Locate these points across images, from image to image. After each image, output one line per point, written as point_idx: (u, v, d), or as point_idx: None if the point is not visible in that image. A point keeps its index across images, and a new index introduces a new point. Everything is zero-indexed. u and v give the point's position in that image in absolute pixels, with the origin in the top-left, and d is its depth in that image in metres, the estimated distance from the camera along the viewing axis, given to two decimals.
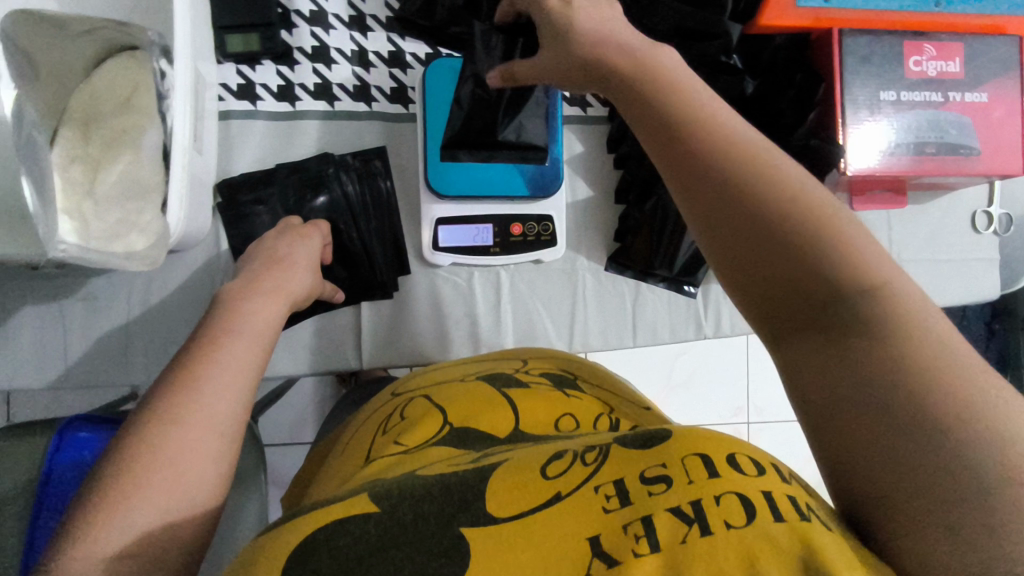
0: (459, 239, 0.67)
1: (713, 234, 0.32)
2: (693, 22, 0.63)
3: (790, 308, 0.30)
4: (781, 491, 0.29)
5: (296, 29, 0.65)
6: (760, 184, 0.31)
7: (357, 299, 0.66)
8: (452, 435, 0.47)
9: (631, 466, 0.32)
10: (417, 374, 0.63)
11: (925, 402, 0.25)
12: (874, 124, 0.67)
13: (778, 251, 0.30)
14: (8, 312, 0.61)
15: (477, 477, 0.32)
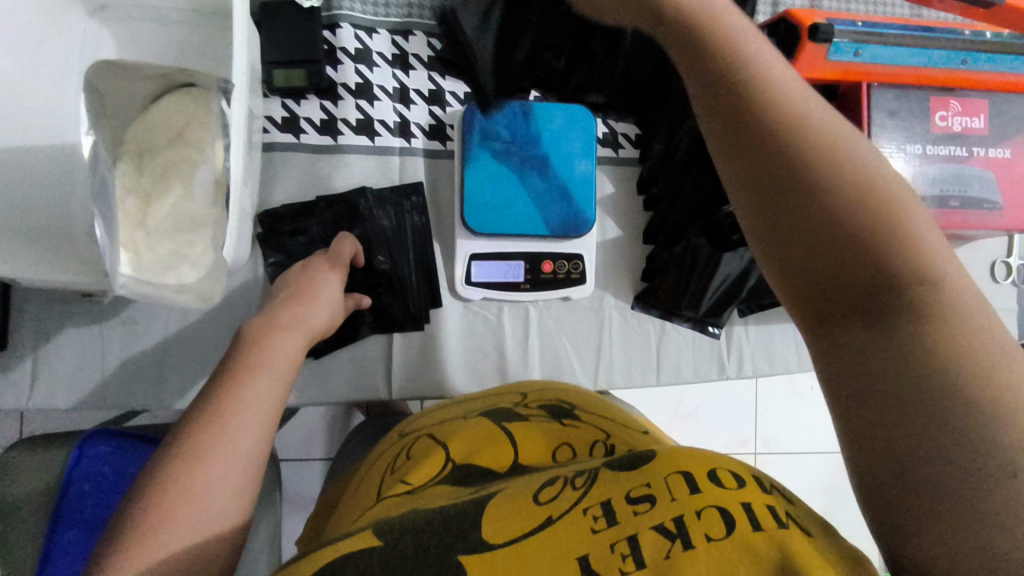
0: (491, 275, 0.68)
1: (760, 206, 0.30)
2: None
3: (830, 286, 0.28)
4: (763, 500, 0.33)
5: (342, 66, 0.67)
6: (825, 173, 0.28)
7: (388, 330, 0.67)
8: (456, 470, 0.48)
9: (619, 487, 0.34)
10: (424, 414, 0.63)
11: (967, 396, 0.24)
12: (889, 157, 0.68)
13: (835, 229, 0.28)
14: (49, 333, 0.62)
15: (474, 509, 0.34)
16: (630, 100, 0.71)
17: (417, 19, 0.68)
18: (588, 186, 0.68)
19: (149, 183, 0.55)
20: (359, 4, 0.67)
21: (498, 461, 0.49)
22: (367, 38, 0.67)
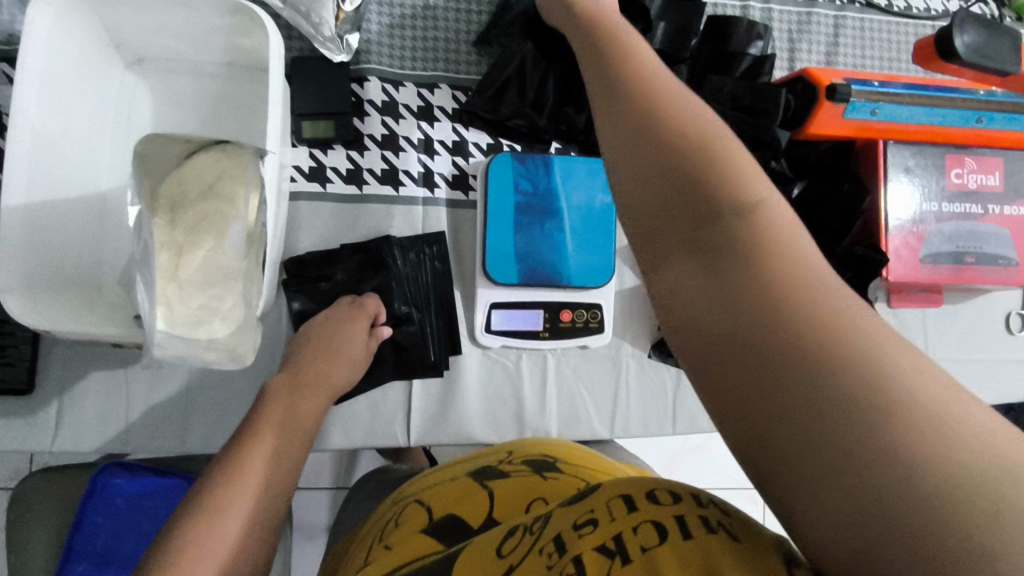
0: (511, 324, 0.69)
1: (624, 169, 0.35)
2: (745, 129, 0.67)
3: (675, 232, 0.33)
4: (698, 510, 0.32)
5: (369, 117, 0.68)
6: (674, 139, 0.34)
7: (407, 377, 0.68)
8: (440, 530, 0.48)
9: (567, 520, 0.35)
10: (417, 479, 0.63)
11: (792, 316, 0.28)
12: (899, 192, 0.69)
13: (679, 185, 0.33)
14: (76, 376, 0.63)
15: (442, 571, 0.38)
16: None
17: (443, 72, 0.70)
18: (607, 239, 0.70)
19: (182, 235, 0.56)
20: (387, 57, 0.69)
21: (472, 518, 0.49)
22: (394, 91, 0.69)
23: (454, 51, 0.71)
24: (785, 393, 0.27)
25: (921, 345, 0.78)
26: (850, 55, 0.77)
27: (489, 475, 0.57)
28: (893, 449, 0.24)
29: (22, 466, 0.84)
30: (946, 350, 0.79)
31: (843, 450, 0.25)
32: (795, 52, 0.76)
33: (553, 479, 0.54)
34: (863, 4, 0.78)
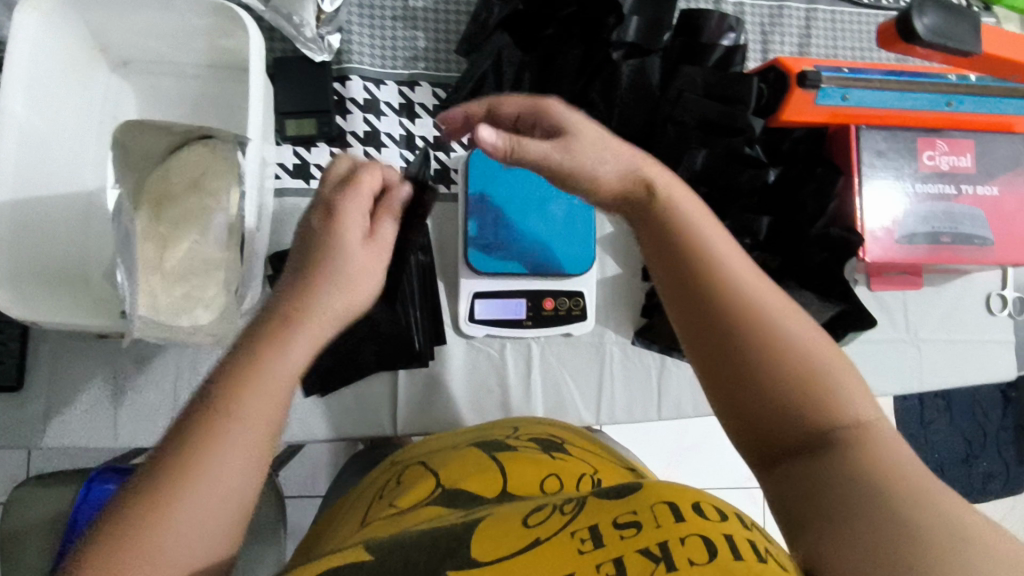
0: (494, 313, 0.70)
1: (710, 371, 0.40)
2: (718, 116, 0.68)
3: (767, 422, 0.37)
4: (744, 532, 0.33)
5: (350, 115, 0.70)
6: (744, 325, 0.39)
7: (392, 367, 0.69)
8: (442, 492, 0.51)
9: (605, 515, 0.34)
10: (418, 444, 0.66)
11: (881, 492, 0.32)
12: (885, 185, 0.71)
13: (757, 373, 0.38)
14: (66, 371, 0.64)
15: (463, 530, 0.35)
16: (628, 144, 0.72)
17: (424, 71, 0.72)
18: (587, 227, 0.71)
19: (167, 227, 0.57)
20: (368, 57, 0.70)
21: (485, 487, 0.51)
22: (375, 89, 0.71)
23: (434, 50, 0.72)
24: (813, 474, 0.35)
25: (902, 326, 0.79)
26: (822, 44, 0.79)
27: (497, 448, 0.58)
28: (894, 515, 0.31)
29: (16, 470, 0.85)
30: (926, 331, 0.80)
31: (855, 513, 0.32)
32: (768, 44, 0.78)
33: (560, 459, 0.56)
34: None
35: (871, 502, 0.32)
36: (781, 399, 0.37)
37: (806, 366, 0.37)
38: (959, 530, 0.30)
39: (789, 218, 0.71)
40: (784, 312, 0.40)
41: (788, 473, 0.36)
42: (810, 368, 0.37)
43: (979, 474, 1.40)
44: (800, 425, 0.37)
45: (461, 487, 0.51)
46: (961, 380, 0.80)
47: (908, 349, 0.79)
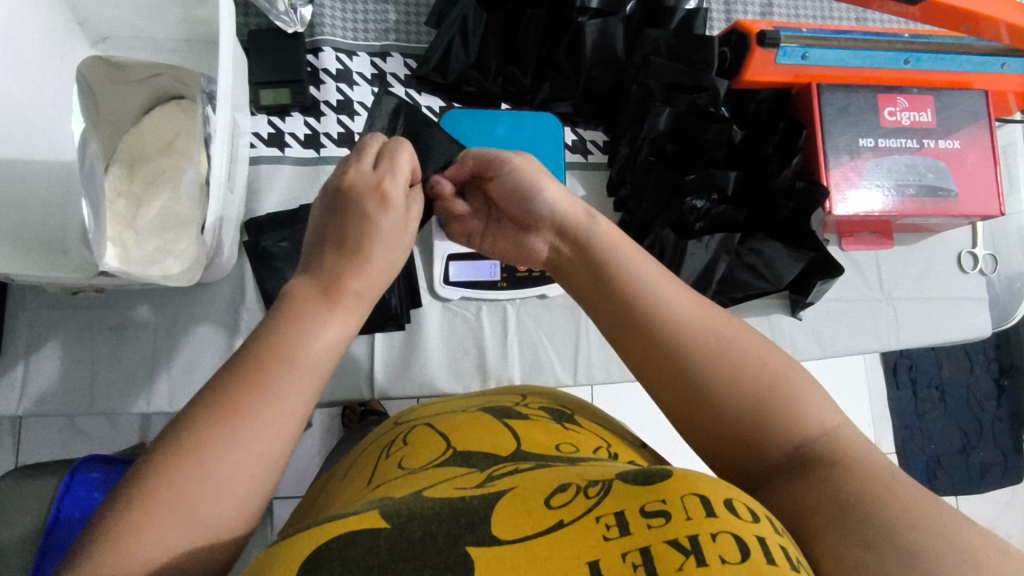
0: (469, 275, 0.71)
1: (686, 416, 0.41)
2: (681, 77, 0.71)
3: (753, 454, 0.38)
4: (775, 537, 0.30)
5: (324, 85, 0.72)
6: (696, 362, 0.40)
7: (370, 330, 0.69)
8: (452, 455, 0.50)
9: (632, 499, 0.31)
10: (420, 408, 0.66)
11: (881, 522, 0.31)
12: (855, 167, 0.72)
13: (720, 404, 0.39)
14: (42, 339, 0.65)
15: (484, 504, 0.32)
16: (596, 109, 0.75)
17: (395, 43, 0.74)
18: None
19: (144, 188, 0.62)
20: (340, 30, 0.72)
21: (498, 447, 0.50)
22: (348, 60, 0.72)
23: (405, 23, 0.74)
24: (796, 490, 0.35)
25: (876, 285, 0.80)
26: (785, 14, 0.81)
27: (504, 415, 0.57)
28: (881, 513, 0.31)
29: (9, 445, 0.92)
30: (901, 290, 0.81)
31: (842, 519, 0.32)
32: (731, 12, 0.80)
33: (573, 430, 0.54)
34: None
35: (847, 497, 0.33)
36: (738, 417, 0.38)
37: (752, 378, 0.39)
38: (929, 511, 0.31)
39: (753, 177, 0.74)
40: (722, 338, 0.40)
41: (779, 488, 0.36)
42: (761, 378, 0.39)
43: (975, 464, 1.39)
44: (755, 433, 0.38)
45: (474, 449, 0.51)
46: (938, 338, 0.80)
47: (883, 308, 0.80)
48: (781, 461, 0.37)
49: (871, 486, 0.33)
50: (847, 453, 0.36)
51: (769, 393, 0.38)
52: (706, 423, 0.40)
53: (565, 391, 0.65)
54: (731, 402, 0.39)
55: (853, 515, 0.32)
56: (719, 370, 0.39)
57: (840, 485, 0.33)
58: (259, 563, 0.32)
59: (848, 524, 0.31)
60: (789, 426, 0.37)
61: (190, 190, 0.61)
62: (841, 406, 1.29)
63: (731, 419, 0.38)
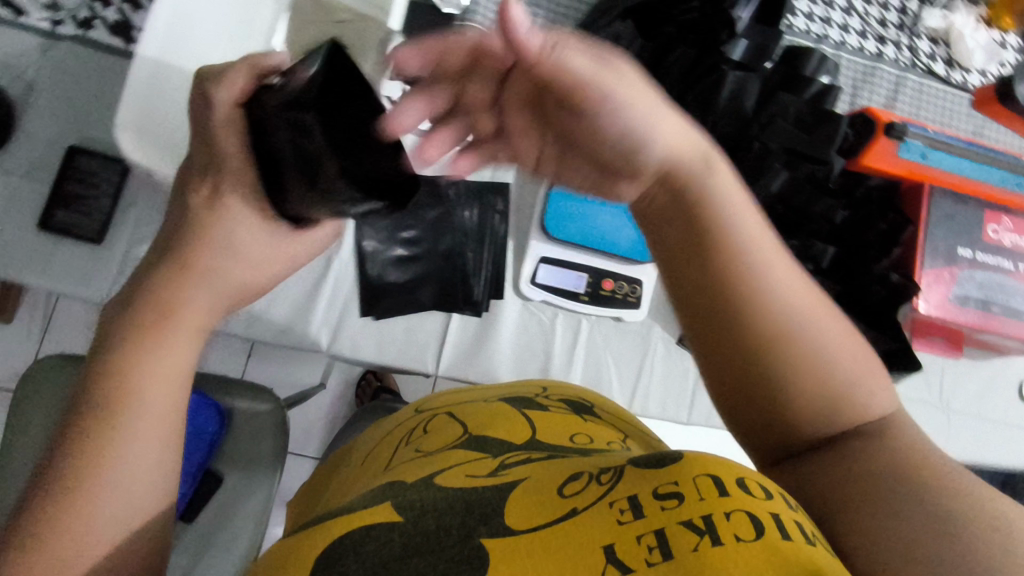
0: (555, 280, 0.72)
1: (733, 387, 0.41)
2: (803, 145, 0.72)
3: (797, 430, 0.39)
4: (791, 514, 0.31)
5: None
6: (790, 331, 0.39)
7: (448, 309, 0.70)
8: (469, 439, 0.51)
9: (646, 484, 0.32)
10: (440, 395, 0.68)
11: (964, 539, 0.30)
12: (949, 272, 0.74)
13: (786, 377, 0.39)
14: (140, 241, 0.67)
15: (497, 496, 0.35)
16: None
17: None
18: None
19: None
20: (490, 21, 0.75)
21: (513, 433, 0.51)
22: None
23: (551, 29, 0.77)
24: (839, 470, 0.36)
25: (936, 391, 0.81)
26: (907, 108, 0.84)
27: (523, 405, 0.58)
28: None
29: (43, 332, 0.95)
30: (959, 402, 0.81)
31: (938, 525, 0.31)
32: (857, 95, 0.82)
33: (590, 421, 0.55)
34: (924, 70, 0.86)
35: (879, 479, 0.35)
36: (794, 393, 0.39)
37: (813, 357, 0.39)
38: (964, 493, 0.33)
39: (850, 258, 0.76)
40: (811, 321, 0.40)
41: (821, 468, 0.37)
42: (837, 372, 0.39)
43: None
44: (804, 408, 0.39)
45: (488, 434, 0.52)
46: (984, 457, 0.81)
47: (939, 415, 0.80)
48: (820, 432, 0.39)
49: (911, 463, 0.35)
50: (905, 443, 0.37)
51: (822, 365, 0.39)
52: (743, 390, 0.40)
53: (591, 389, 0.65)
54: (795, 380, 0.39)
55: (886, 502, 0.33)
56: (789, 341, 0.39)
57: (881, 462, 0.35)
58: (280, 556, 0.35)
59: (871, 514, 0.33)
60: (854, 414, 0.39)
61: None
62: None
63: (782, 393, 0.39)
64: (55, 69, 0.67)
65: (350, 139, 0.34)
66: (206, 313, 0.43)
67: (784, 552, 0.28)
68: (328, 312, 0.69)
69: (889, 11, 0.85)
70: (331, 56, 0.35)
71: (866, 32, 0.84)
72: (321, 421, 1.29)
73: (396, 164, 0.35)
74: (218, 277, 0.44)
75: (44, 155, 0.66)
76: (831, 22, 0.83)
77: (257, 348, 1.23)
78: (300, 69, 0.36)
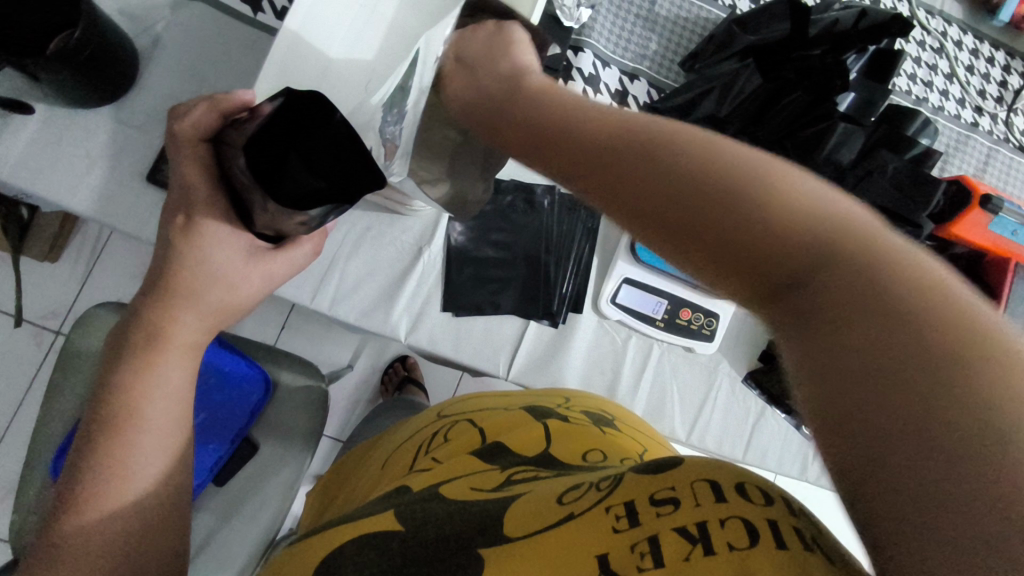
0: (635, 302, 0.73)
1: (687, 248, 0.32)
2: (895, 204, 0.73)
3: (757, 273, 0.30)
4: (791, 520, 0.29)
5: (573, 82, 0.74)
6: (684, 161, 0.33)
7: (525, 317, 0.71)
8: (485, 445, 0.50)
9: (643, 491, 0.32)
10: (461, 400, 0.66)
11: (958, 396, 0.22)
12: None
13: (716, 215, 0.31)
14: None
15: (500, 510, 0.37)
16: None
17: (646, 70, 0.77)
18: None
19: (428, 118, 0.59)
20: (604, 40, 0.76)
21: (528, 441, 0.50)
22: (600, 68, 0.76)
23: (661, 56, 0.78)
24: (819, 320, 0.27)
25: None
26: (996, 179, 0.84)
27: (544, 415, 0.57)
28: None
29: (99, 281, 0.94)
30: None
31: (914, 385, 0.23)
32: (949, 160, 0.82)
33: (611, 434, 0.53)
34: (1015, 146, 0.85)
35: (880, 371, 0.24)
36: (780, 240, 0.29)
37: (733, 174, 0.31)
38: (983, 350, 0.23)
39: None
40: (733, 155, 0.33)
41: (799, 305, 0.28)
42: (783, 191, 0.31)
43: None
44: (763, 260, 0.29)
45: (503, 440, 0.52)
46: None
47: None
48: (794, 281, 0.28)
49: (893, 292, 0.25)
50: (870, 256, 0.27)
51: (710, 194, 0.31)
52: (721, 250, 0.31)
53: (612, 402, 0.64)
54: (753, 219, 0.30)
55: (894, 409, 0.23)
56: (714, 171, 0.32)
57: (851, 316, 0.26)
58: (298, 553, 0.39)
59: (866, 418, 0.24)
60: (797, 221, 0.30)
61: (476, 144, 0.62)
62: None
63: (735, 236, 0.30)
64: (180, 25, 0.68)
65: (270, 166, 0.40)
66: (196, 333, 0.50)
67: (775, 565, 0.27)
68: (411, 300, 0.69)
69: (990, 83, 0.86)
70: (287, 96, 0.39)
71: (964, 101, 0.84)
72: (344, 403, 1.28)
73: (307, 181, 0.39)
74: (210, 299, 0.49)
75: (156, 107, 0.67)
76: (932, 86, 0.83)
77: (294, 321, 1.23)
78: (266, 107, 0.40)
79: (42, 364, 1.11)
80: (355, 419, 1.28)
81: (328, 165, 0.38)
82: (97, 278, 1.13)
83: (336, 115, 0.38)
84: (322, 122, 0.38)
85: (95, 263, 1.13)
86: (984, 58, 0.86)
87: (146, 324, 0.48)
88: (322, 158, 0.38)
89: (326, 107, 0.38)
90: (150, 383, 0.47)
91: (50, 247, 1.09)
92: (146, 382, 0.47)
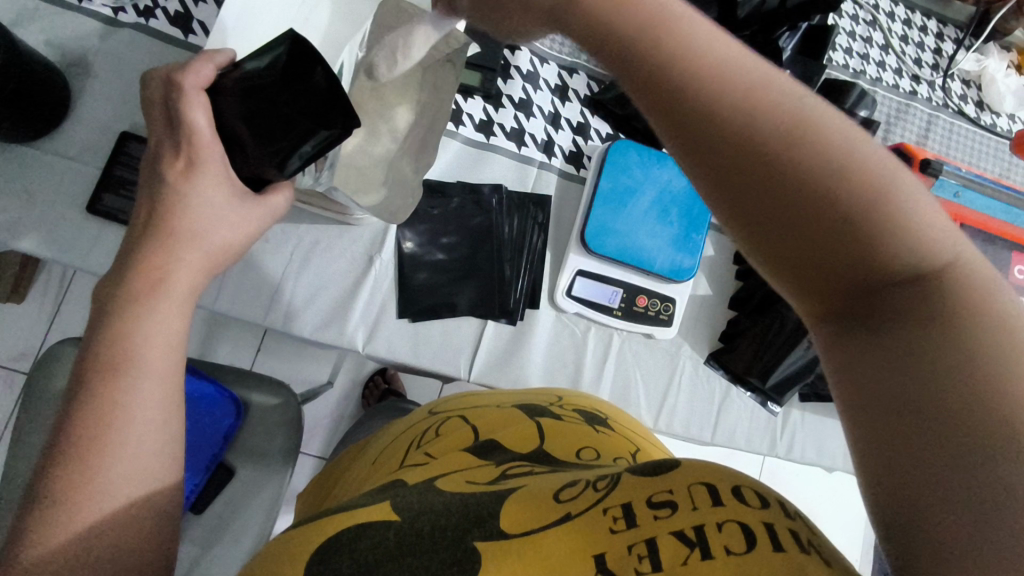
0: (591, 294, 0.73)
1: (783, 257, 0.31)
2: None
3: (848, 296, 0.31)
4: (787, 523, 0.30)
5: (512, 80, 0.75)
6: (800, 172, 0.30)
7: (481, 317, 0.71)
8: (477, 443, 0.48)
9: (640, 491, 0.32)
10: (451, 398, 0.63)
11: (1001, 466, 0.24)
12: None
13: (825, 239, 0.30)
14: None
15: (495, 501, 0.35)
16: None
17: (585, 63, 0.78)
18: (683, 257, 0.73)
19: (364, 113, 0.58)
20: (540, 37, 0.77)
21: (516, 440, 0.47)
22: (539, 64, 0.76)
23: None
24: (898, 355, 0.28)
25: None
26: (938, 144, 0.85)
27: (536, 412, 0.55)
28: None
29: None
30: None
31: (966, 451, 0.25)
32: (890, 130, 0.84)
33: (602, 434, 0.51)
34: (955, 111, 0.87)
35: (935, 418, 0.26)
36: (875, 265, 0.30)
37: (864, 186, 0.29)
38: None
39: None
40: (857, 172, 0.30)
41: (889, 337, 0.29)
42: (890, 216, 0.29)
43: None
44: (854, 269, 0.30)
45: (497, 437, 0.49)
46: None
47: None
48: (877, 299, 0.30)
49: (985, 353, 0.26)
50: (965, 297, 0.28)
51: (823, 220, 0.30)
52: (807, 250, 0.31)
53: (605, 403, 0.62)
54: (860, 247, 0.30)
55: (936, 449, 0.25)
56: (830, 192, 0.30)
57: (933, 368, 0.26)
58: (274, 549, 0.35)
59: (918, 475, 0.25)
60: (900, 251, 0.29)
61: (416, 136, 0.62)
62: (845, 535, 1.24)
63: (835, 260, 0.30)
64: (111, 55, 0.68)
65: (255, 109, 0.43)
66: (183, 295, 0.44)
67: (778, 567, 0.27)
68: (366, 310, 0.69)
69: (925, 51, 0.87)
70: (278, 46, 0.41)
71: (901, 70, 0.86)
72: (325, 421, 1.27)
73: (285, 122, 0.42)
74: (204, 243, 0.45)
75: (94, 138, 0.67)
76: (868, 58, 0.85)
77: (269, 342, 1.22)
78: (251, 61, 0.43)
79: (13, 408, 1.09)
80: (338, 437, 1.27)
81: (302, 112, 0.41)
82: (65, 316, 1.11)
83: (317, 70, 0.40)
84: (303, 72, 0.40)
85: (62, 301, 1.12)
86: (916, 27, 0.88)
87: (128, 289, 0.41)
88: (297, 104, 0.41)
89: (311, 59, 0.40)
90: (141, 327, 0.40)
91: (12, 287, 1.07)
92: (134, 330, 0.40)
